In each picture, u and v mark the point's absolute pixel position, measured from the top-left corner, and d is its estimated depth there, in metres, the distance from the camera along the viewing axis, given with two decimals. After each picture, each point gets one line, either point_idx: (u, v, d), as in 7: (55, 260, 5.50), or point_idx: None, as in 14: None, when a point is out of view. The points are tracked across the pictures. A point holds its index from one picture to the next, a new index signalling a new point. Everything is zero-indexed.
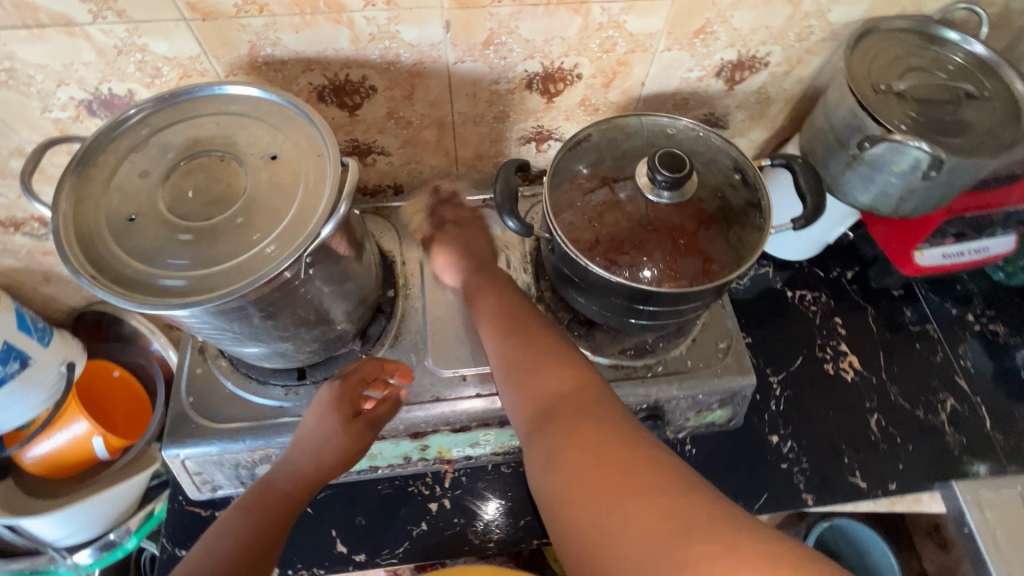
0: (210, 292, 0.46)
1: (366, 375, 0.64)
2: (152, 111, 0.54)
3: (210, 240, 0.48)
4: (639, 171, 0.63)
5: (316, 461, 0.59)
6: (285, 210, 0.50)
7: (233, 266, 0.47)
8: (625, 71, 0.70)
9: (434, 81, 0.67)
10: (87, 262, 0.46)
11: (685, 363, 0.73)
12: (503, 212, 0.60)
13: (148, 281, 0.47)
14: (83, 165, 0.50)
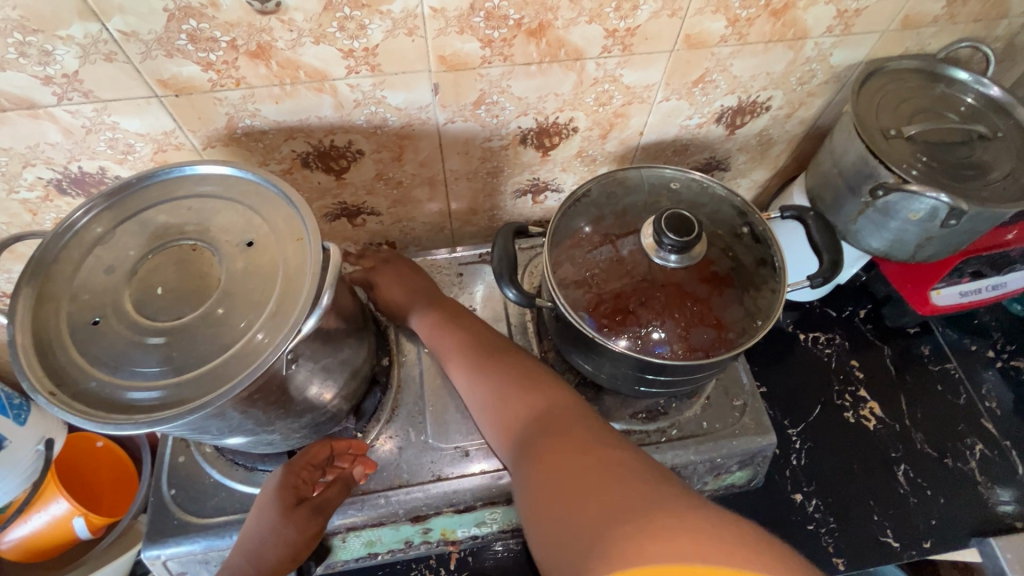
0: (183, 404, 0.42)
1: (313, 458, 0.58)
2: (119, 199, 0.50)
3: (183, 342, 0.44)
4: (644, 231, 0.59)
5: (255, 561, 0.53)
6: (265, 302, 0.46)
7: (207, 371, 0.43)
8: (622, 122, 0.67)
9: (424, 141, 0.64)
10: (46, 377, 0.42)
11: (700, 425, 0.68)
12: (502, 281, 0.57)
13: (114, 395, 0.43)
14: (41, 266, 0.47)
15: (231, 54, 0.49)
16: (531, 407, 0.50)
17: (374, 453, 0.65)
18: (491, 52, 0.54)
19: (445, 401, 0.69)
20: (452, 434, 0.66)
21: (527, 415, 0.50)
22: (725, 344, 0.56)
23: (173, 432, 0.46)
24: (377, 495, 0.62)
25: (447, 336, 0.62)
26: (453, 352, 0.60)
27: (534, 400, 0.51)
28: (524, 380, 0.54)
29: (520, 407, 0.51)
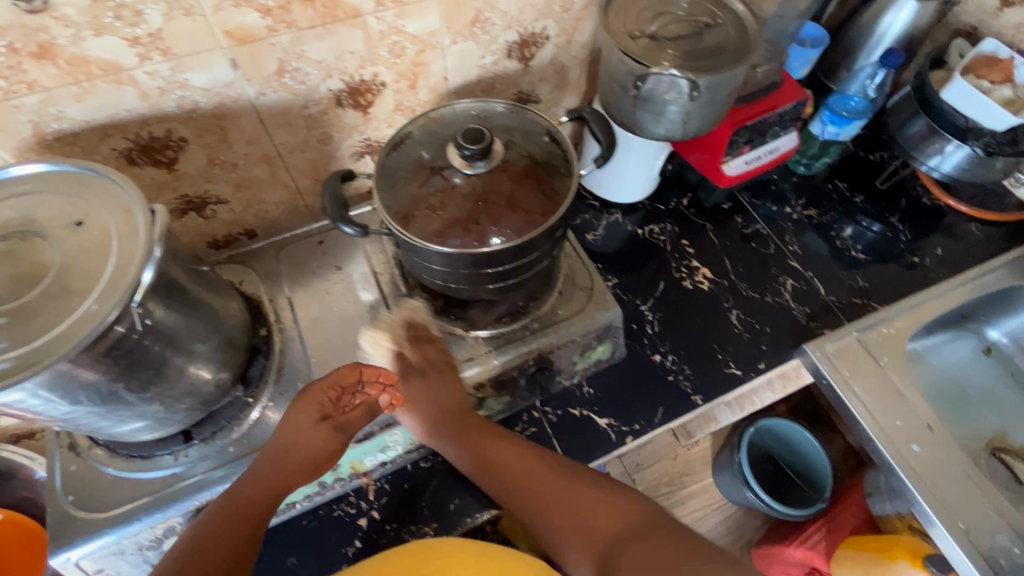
0: (36, 364, 0.45)
1: (342, 381, 0.68)
2: None
3: (29, 317, 0.48)
4: (452, 154, 0.68)
5: (288, 465, 0.64)
6: (101, 269, 0.50)
7: (55, 335, 0.47)
8: (425, 71, 0.76)
9: (244, 119, 0.69)
10: None
11: (556, 313, 0.79)
12: (337, 220, 0.63)
13: None
14: None
15: (15, 57, 0.52)
16: (571, 502, 0.64)
17: (266, 420, 0.71)
18: (274, 20, 0.61)
19: (328, 353, 0.75)
20: None
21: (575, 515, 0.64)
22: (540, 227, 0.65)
23: (39, 403, 0.49)
24: None
25: (479, 452, 0.71)
26: (486, 467, 0.70)
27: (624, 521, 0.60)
28: (557, 476, 0.67)
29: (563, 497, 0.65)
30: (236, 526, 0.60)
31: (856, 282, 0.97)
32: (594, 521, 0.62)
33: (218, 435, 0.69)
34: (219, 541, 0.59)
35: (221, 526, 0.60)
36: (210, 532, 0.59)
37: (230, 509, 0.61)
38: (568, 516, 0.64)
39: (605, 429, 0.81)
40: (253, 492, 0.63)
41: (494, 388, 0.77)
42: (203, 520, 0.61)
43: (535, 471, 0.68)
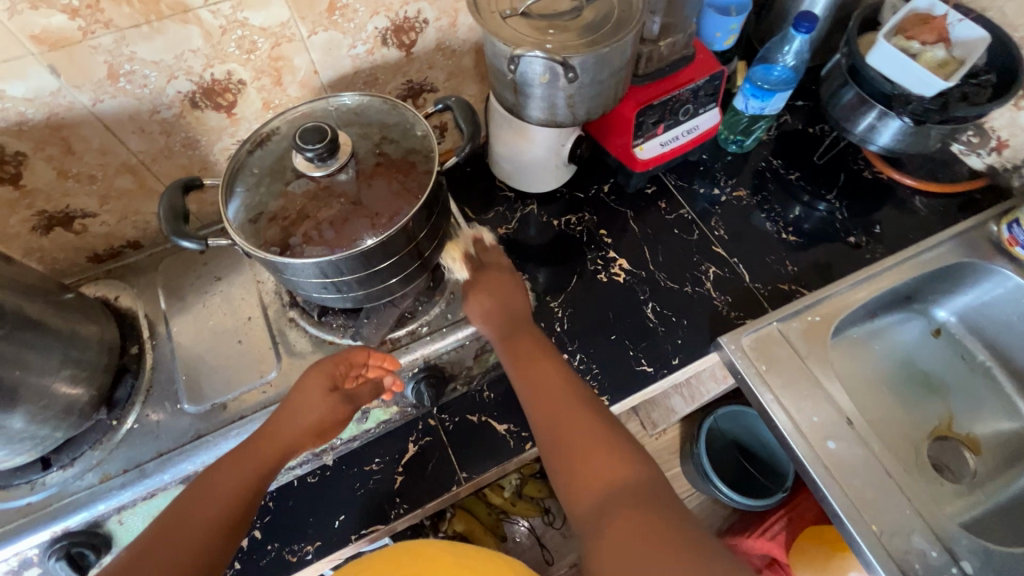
0: None
1: (352, 359, 0.66)
2: None
3: None
4: (297, 160, 0.64)
5: (291, 432, 0.62)
6: None
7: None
8: (287, 65, 0.71)
9: (88, 128, 0.65)
10: None
11: (446, 318, 0.73)
12: (171, 234, 0.59)
13: None
14: None
15: None
16: (580, 432, 0.58)
17: (135, 434, 0.68)
18: (86, 22, 0.56)
19: (200, 368, 0.72)
20: (207, 394, 0.70)
21: (587, 444, 0.57)
22: (389, 227, 0.61)
23: None
24: (137, 468, 0.65)
25: (522, 356, 0.67)
26: (528, 373, 0.65)
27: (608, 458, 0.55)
28: (577, 405, 0.61)
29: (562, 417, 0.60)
30: (234, 481, 0.58)
31: (784, 267, 0.91)
32: (586, 445, 0.57)
33: (78, 460, 0.66)
34: (225, 482, 0.57)
35: (225, 476, 0.58)
36: (209, 485, 0.57)
37: (223, 468, 0.59)
38: (572, 443, 0.57)
39: (504, 436, 0.77)
40: (258, 450, 0.61)
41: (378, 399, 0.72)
42: (198, 482, 0.58)
43: (559, 394, 0.62)
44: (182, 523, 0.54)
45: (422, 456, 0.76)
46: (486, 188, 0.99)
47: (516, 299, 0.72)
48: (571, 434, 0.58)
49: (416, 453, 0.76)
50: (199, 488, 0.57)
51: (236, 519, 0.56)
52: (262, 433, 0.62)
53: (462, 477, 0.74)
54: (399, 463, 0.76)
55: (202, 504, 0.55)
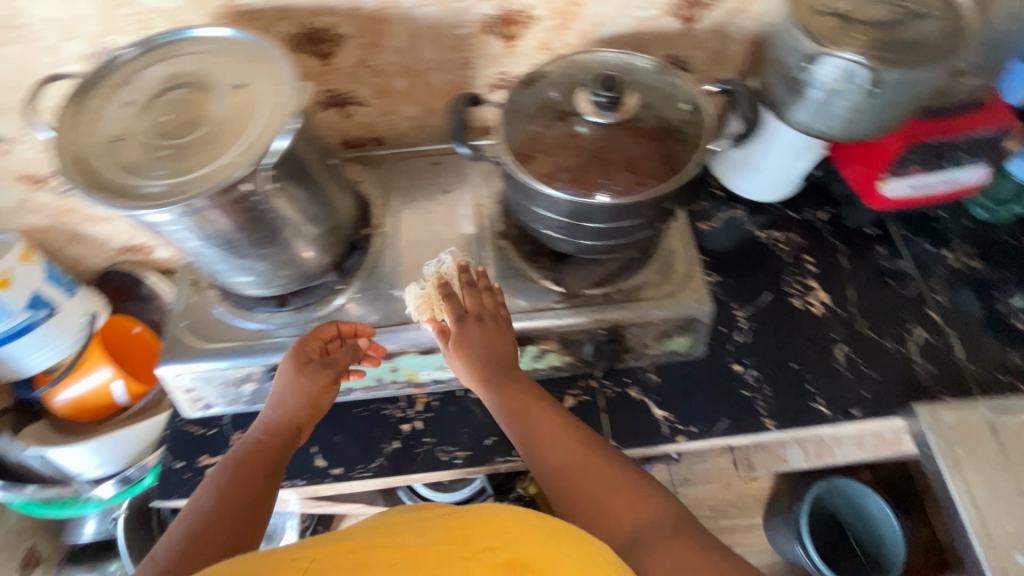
0: (183, 194, 0.52)
1: (325, 337, 0.70)
2: (144, 52, 0.61)
3: (185, 154, 0.54)
4: (577, 100, 0.65)
5: (280, 417, 0.66)
6: (247, 129, 0.55)
7: (205, 175, 0.53)
8: (579, 12, 0.74)
9: (399, 27, 0.73)
10: (83, 175, 0.53)
11: (643, 291, 0.76)
12: (454, 138, 0.66)
13: (129, 188, 0.53)
14: (81, 96, 0.57)
15: None
16: (603, 483, 0.60)
17: (352, 304, 0.76)
18: None
19: (415, 266, 0.79)
20: None
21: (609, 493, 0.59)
22: (628, 193, 0.61)
23: (178, 228, 0.57)
24: (349, 332, 0.73)
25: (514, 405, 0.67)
26: (537, 432, 0.65)
27: (630, 499, 0.59)
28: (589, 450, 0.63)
29: (581, 474, 0.61)
30: (244, 488, 0.60)
31: (1009, 358, 0.81)
32: (610, 494, 0.59)
33: (306, 308, 0.76)
34: (239, 482, 0.61)
35: (233, 485, 0.60)
36: (215, 504, 0.59)
37: (231, 478, 0.61)
38: (594, 496, 0.60)
39: (658, 421, 0.77)
40: (262, 444, 0.65)
41: (558, 344, 0.75)
42: (209, 496, 0.60)
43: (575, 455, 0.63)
44: (208, 536, 0.56)
45: (578, 410, 0.78)
46: (697, 179, 0.96)
47: (501, 324, 0.70)
48: (587, 478, 0.61)
49: (573, 407, 0.79)
50: (208, 501, 0.59)
51: (255, 513, 0.59)
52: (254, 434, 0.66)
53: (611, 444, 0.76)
54: None
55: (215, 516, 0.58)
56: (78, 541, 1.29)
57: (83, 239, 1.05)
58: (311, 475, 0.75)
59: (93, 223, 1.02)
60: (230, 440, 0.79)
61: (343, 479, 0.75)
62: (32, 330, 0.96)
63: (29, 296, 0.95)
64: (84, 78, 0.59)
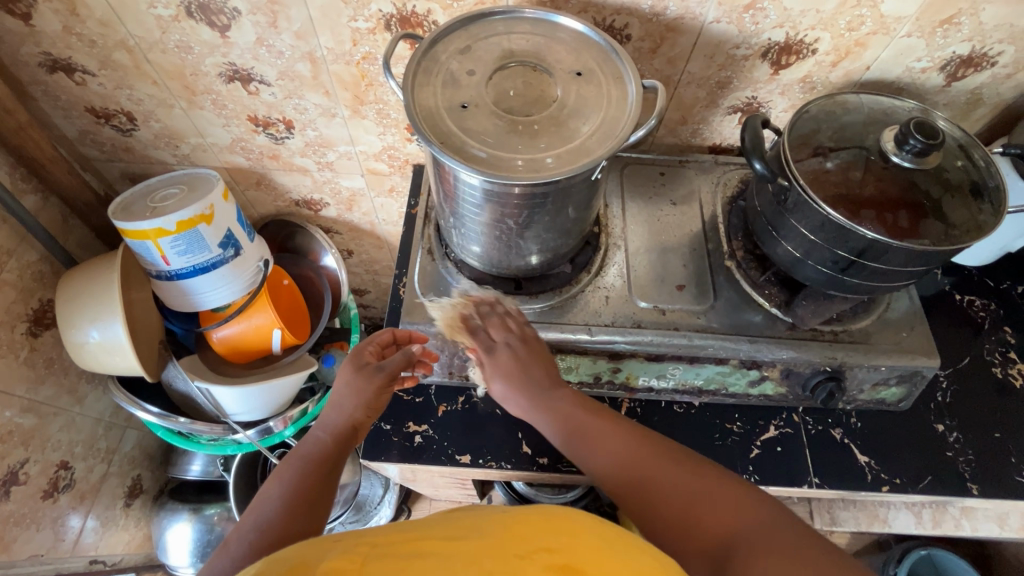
0: (503, 171, 0.53)
1: (380, 343, 0.69)
2: (482, 22, 0.62)
3: (515, 135, 0.56)
4: (885, 138, 0.67)
5: (341, 417, 0.63)
6: (577, 129, 0.56)
7: (523, 162, 0.54)
8: (858, 53, 0.75)
9: (684, 38, 0.74)
10: (423, 124, 0.55)
11: (869, 336, 0.76)
12: (751, 157, 0.66)
13: (461, 150, 0.54)
14: (429, 53, 0.59)
15: None
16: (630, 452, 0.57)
17: (583, 298, 0.77)
18: None
19: (644, 272, 0.80)
20: (650, 296, 0.77)
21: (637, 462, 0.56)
22: (911, 235, 0.62)
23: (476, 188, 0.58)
24: (586, 328, 0.73)
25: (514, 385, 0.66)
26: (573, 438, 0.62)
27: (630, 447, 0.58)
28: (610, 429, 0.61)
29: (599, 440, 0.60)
30: (304, 484, 0.56)
31: None
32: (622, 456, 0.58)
33: (540, 295, 0.76)
34: (302, 479, 0.57)
35: (294, 481, 0.56)
36: (277, 503, 0.54)
37: (286, 473, 0.57)
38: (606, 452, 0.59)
39: (863, 467, 0.77)
40: (319, 445, 0.61)
41: (779, 374, 0.76)
42: (266, 497, 0.55)
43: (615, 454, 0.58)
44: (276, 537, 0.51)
45: (781, 440, 0.79)
46: None
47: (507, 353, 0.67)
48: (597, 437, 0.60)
49: (775, 437, 0.79)
50: (267, 497, 0.55)
51: (315, 510, 0.55)
52: (309, 438, 0.63)
53: (814, 481, 0.76)
54: (756, 437, 0.79)
55: (283, 517, 0.53)
56: (180, 478, 1.29)
57: (268, 186, 1.07)
58: (518, 460, 0.75)
59: (285, 173, 1.03)
60: (436, 411, 0.78)
61: (550, 470, 0.75)
62: (215, 268, 0.97)
63: (223, 234, 0.96)
64: (431, 34, 0.61)
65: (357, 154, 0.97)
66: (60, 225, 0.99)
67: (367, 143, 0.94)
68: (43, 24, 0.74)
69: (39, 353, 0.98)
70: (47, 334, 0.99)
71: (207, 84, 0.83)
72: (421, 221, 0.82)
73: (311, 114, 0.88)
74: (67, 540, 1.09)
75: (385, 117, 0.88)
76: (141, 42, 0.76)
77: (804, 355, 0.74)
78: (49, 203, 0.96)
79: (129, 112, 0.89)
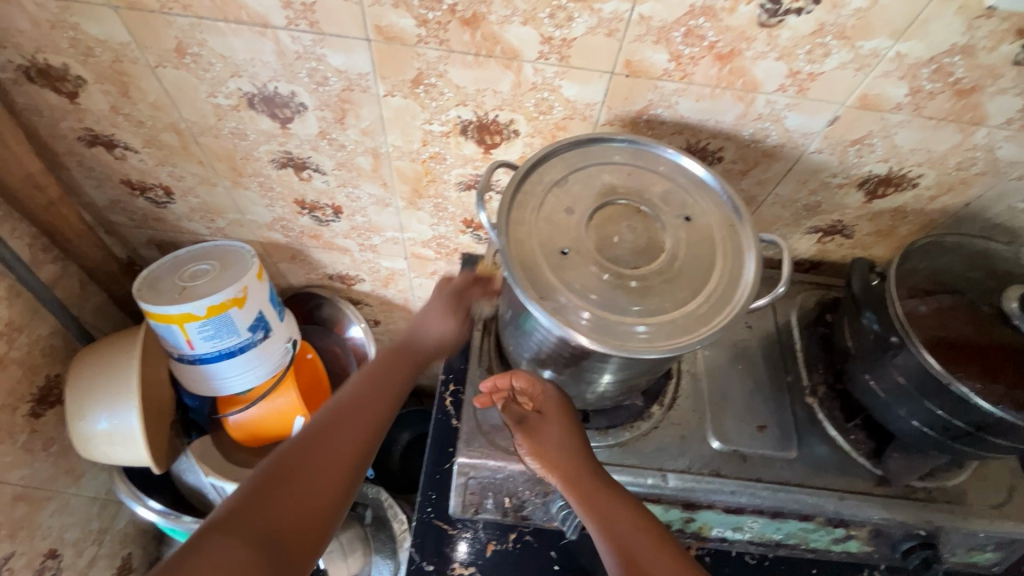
0: (606, 338, 0.47)
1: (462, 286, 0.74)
2: (582, 149, 0.57)
3: (618, 291, 0.50)
4: (1007, 294, 0.62)
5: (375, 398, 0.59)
6: (685, 291, 0.50)
7: (598, 320, 0.48)
8: (961, 189, 0.70)
9: (780, 164, 0.68)
10: (519, 272, 0.49)
11: (962, 495, 0.70)
12: (865, 308, 0.66)
13: (560, 306, 0.48)
14: (524, 183, 0.54)
15: (703, 53, 0.56)
16: None
17: (655, 435, 0.70)
18: (909, 101, 0.59)
19: (720, 406, 0.73)
20: (728, 436, 0.70)
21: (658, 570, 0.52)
22: None
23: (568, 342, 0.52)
24: (659, 473, 0.66)
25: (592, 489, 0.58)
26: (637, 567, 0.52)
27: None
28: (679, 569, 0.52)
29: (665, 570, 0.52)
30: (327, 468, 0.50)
31: None
32: None
33: (610, 430, 0.69)
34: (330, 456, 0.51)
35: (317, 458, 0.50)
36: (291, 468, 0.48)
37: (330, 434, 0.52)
38: None
39: None
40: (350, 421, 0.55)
41: (868, 534, 0.68)
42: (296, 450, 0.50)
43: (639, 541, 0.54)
44: (272, 498, 0.46)
45: None
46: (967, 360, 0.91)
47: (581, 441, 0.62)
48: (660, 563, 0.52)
49: None
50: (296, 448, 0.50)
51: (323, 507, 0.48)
52: (343, 404, 0.56)
53: None
54: None
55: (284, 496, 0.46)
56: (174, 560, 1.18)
57: (303, 260, 1.00)
58: None
59: (324, 251, 0.97)
60: (484, 550, 0.70)
61: None
62: (242, 352, 0.90)
63: (254, 317, 0.89)
64: (526, 161, 0.55)
65: (404, 240, 0.92)
66: (77, 294, 0.91)
67: (417, 231, 0.89)
68: (90, 103, 0.68)
69: (39, 435, 0.89)
70: (50, 413, 0.90)
71: (257, 168, 0.77)
72: (478, 332, 0.77)
73: (364, 202, 0.82)
74: None
75: (441, 211, 0.83)
76: (192, 126, 0.70)
77: (898, 517, 0.67)
78: (68, 272, 0.89)
79: (166, 187, 0.83)
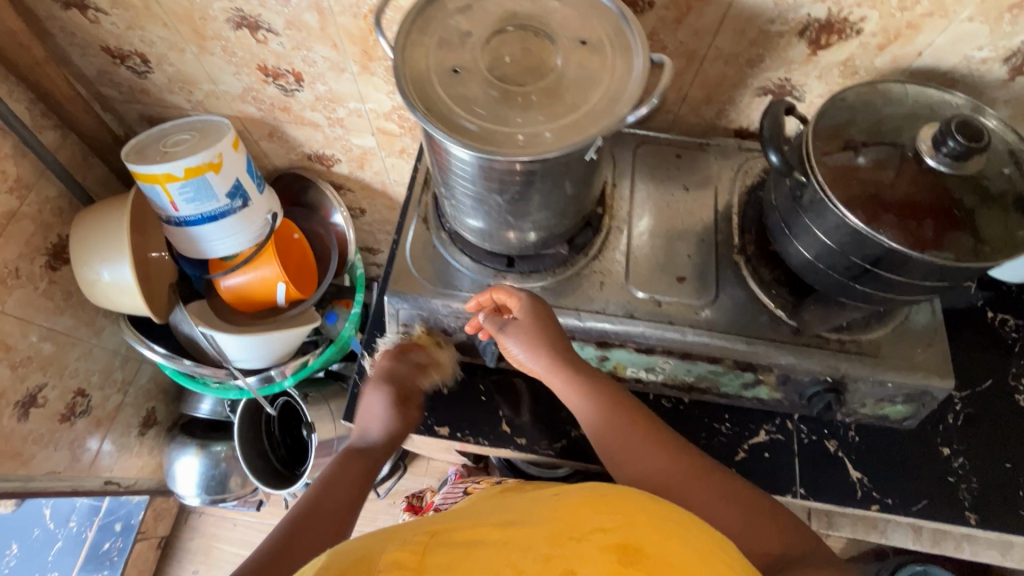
0: (487, 144, 0.50)
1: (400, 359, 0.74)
2: None
3: (506, 108, 0.52)
4: (921, 135, 0.60)
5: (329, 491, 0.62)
6: (569, 107, 0.52)
7: (485, 132, 0.51)
8: (909, 36, 0.67)
9: (712, 9, 0.68)
10: (410, 87, 0.52)
11: (878, 348, 0.70)
12: (767, 147, 0.61)
13: (449, 116, 0.51)
14: (426, 9, 0.56)
15: None
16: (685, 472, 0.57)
17: (576, 282, 0.74)
18: None
19: (646, 260, 0.76)
20: (647, 285, 0.74)
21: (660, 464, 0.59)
22: (933, 246, 0.56)
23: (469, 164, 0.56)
24: (573, 312, 0.71)
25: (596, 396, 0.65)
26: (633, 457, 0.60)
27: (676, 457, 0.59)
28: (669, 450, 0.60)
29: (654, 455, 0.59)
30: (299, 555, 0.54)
31: None
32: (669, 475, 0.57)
33: (533, 275, 0.74)
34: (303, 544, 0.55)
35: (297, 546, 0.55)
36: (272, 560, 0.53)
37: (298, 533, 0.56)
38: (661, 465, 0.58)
39: (854, 482, 0.74)
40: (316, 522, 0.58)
41: (775, 380, 0.72)
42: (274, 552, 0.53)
43: (638, 440, 0.61)
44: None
45: (772, 445, 0.77)
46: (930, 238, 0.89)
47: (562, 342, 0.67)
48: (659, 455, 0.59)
49: (765, 442, 0.77)
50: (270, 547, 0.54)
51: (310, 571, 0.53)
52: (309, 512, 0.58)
53: (799, 492, 0.74)
54: (744, 440, 0.77)
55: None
56: (193, 415, 1.36)
57: (280, 137, 1.06)
58: (495, 438, 0.77)
59: (297, 126, 1.02)
60: None
61: (526, 450, 0.77)
62: (223, 217, 0.98)
63: (231, 185, 0.96)
64: None
65: (367, 112, 0.95)
66: (80, 162, 1.01)
67: (377, 101, 0.92)
68: None
69: (58, 286, 1.02)
70: (65, 269, 1.03)
71: (217, 30, 0.81)
72: (419, 187, 0.80)
73: (320, 67, 0.86)
74: (84, 460, 1.15)
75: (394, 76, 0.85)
76: None
77: (805, 363, 0.69)
78: (70, 140, 0.99)
79: (142, 54, 0.89)
